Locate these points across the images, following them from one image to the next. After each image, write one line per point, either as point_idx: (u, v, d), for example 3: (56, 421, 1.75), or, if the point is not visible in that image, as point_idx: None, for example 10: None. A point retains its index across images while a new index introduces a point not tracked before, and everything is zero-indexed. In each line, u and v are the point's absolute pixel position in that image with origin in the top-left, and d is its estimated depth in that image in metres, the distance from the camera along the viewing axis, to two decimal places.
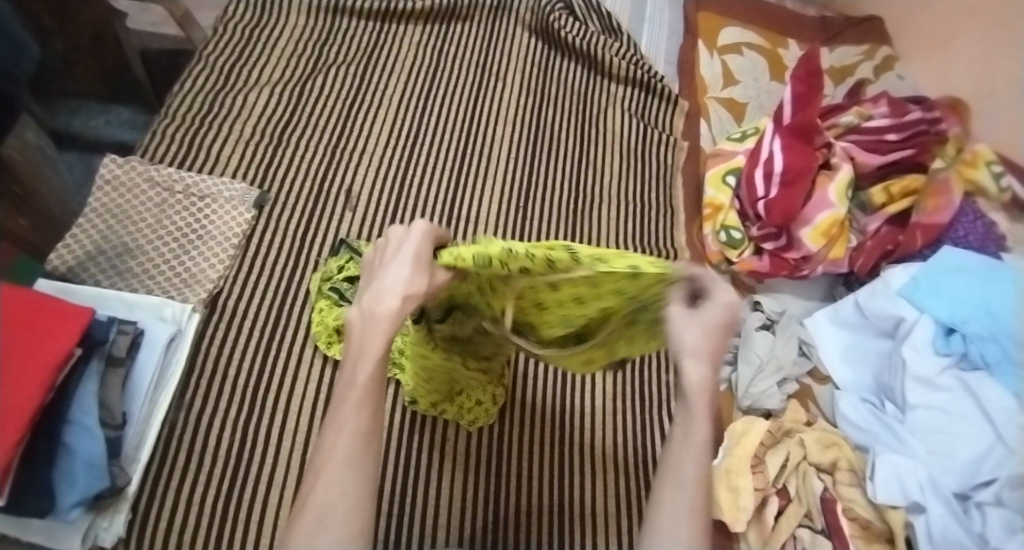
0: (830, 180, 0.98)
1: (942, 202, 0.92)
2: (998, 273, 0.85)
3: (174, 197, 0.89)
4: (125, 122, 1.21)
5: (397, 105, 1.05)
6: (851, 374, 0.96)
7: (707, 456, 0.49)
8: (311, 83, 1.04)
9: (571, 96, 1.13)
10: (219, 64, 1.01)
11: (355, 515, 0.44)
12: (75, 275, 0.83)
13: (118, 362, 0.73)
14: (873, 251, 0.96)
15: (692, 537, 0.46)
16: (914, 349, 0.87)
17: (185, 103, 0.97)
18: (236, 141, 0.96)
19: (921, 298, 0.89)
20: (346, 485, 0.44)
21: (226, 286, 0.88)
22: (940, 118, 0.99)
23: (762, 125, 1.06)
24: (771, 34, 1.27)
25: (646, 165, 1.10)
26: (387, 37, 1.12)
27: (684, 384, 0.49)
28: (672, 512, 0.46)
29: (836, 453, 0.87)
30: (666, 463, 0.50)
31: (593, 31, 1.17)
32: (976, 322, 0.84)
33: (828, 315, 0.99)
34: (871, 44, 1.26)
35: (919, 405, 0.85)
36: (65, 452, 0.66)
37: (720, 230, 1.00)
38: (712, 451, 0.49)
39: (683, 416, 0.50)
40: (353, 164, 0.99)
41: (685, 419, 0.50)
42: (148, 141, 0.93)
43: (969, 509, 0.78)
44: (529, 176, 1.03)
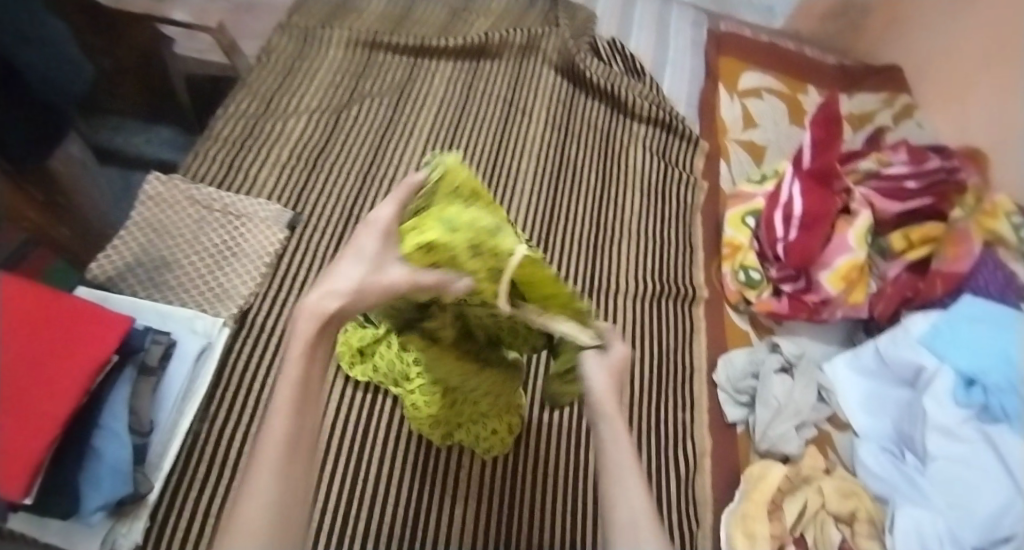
0: (850, 224, 0.99)
1: (961, 251, 0.92)
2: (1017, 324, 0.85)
3: (212, 214, 0.93)
4: None
5: (428, 136, 1.09)
6: (871, 422, 0.96)
7: (630, 447, 0.56)
8: (347, 112, 1.08)
9: (595, 134, 1.16)
10: (262, 92, 1.07)
11: (281, 518, 0.47)
12: (115, 285, 0.86)
13: (150, 371, 0.77)
14: (892, 298, 0.99)
15: (651, 528, 0.51)
16: (935, 399, 0.87)
17: (227, 127, 1.01)
18: (273, 164, 1.00)
19: (941, 348, 0.90)
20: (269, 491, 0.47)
21: (256, 303, 0.90)
22: (959, 167, 0.98)
23: (782, 168, 1.08)
24: (792, 80, 1.30)
25: (668, 202, 1.12)
26: (421, 71, 1.17)
27: (591, 394, 0.57)
28: (629, 517, 0.52)
29: (856, 503, 0.85)
30: (605, 466, 0.55)
31: (617, 73, 1.21)
32: (997, 374, 0.84)
33: (848, 361, 1.00)
34: (891, 92, 1.28)
35: (938, 456, 0.85)
36: (93, 455, 0.69)
37: (739, 270, 1.02)
38: (632, 441, 0.57)
39: (597, 419, 0.57)
40: (383, 190, 1.02)
41: (600, 420, 0.57)
42: (191, 161, 0.97)
43: None
44: (552, 210, 1.06)
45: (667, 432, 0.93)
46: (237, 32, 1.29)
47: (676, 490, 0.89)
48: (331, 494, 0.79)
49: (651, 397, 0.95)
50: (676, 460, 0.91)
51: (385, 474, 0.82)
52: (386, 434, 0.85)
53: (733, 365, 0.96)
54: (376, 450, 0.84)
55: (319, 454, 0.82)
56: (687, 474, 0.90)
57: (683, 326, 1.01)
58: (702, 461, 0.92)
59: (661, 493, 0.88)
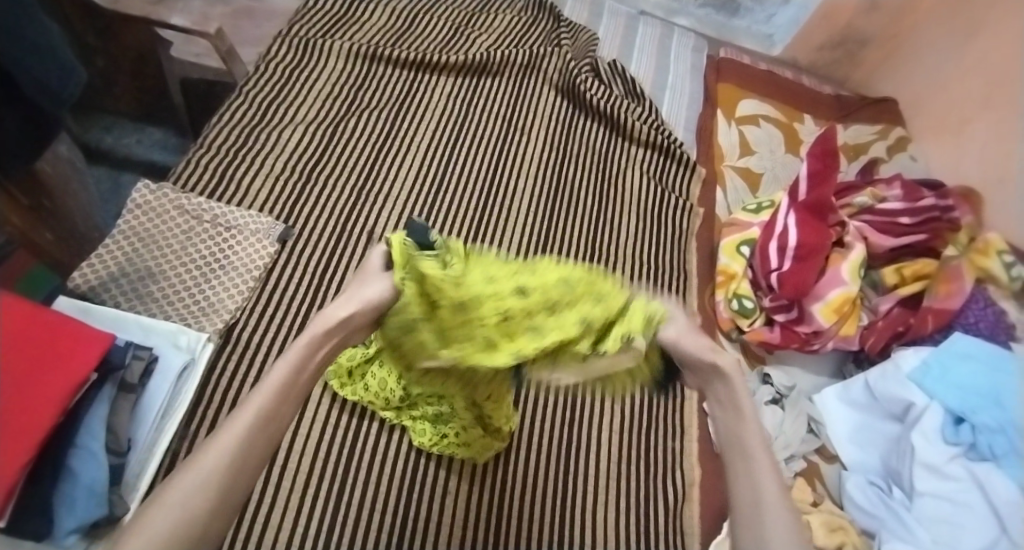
0: (845, 258, 0.99)
1: (953, 288, 0.90)
2: (1003, 363, 0.79)
3: (202, 225, 0.91)
4: (156, 143, 1.29)
5: (425, 153, 1.08)
6: (859, 454, 0.97)
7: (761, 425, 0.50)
8: (344, 125, 1.07)
9: (593, 155, 1.16)
10: (257, 100, 1.05)
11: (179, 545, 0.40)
12: (97, 295, 0.84)
13: (129, 388, 0.75)
14: (883, 332, 0.97)
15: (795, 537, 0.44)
16: (923, 435, 0.89)
17: (220, 134, 0.99)
18: (267, 174, 0.99)
19: (931, 384, 0.90)
20: (184, 506, 0.41)
21: (242, 317, 0.88)
22: (954, 206, 0.96)
23: (778, 198, 1.08)
24: (789, 108, 1.30)
25: (664, 226, 1.11)
26: (420, 85, 1.15)
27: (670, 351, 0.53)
28: (752, 500, 0.47)
29: (842, 536, 0.86)
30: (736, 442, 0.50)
31: (617, 96, 1.21)
32: (985, 413, 0.82)
33: (837, 392, 1.00)
34: (885, 125, 1.28)
35: (926, 493, 0.86)
36: (68, 476, 0.68)
37: (732, 298, 1.02)
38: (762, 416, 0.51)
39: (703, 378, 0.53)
40: (378, 207, 1.01)
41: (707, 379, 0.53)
42: (182, 169, 0.95)
43: None
44: (547, 231, 1.05)
45: (655, 461, 0.93)
46: (236, 37, 1.27)
47: (663, 520, 0.88)
48: (315, 520, 0.79)
49: (639, 425, 0.95)
50: (662, 489, 0.91)
51: (370, 497, 0.81)
52: (372, 458, 0.84)
53: None
54: (361, 474, 0.83)
55: (302, 476, 0.81)
56: (675, 504, 0.90)
57: None
58: (691, 491, 0.91)
59: (648, 523, 0.87)
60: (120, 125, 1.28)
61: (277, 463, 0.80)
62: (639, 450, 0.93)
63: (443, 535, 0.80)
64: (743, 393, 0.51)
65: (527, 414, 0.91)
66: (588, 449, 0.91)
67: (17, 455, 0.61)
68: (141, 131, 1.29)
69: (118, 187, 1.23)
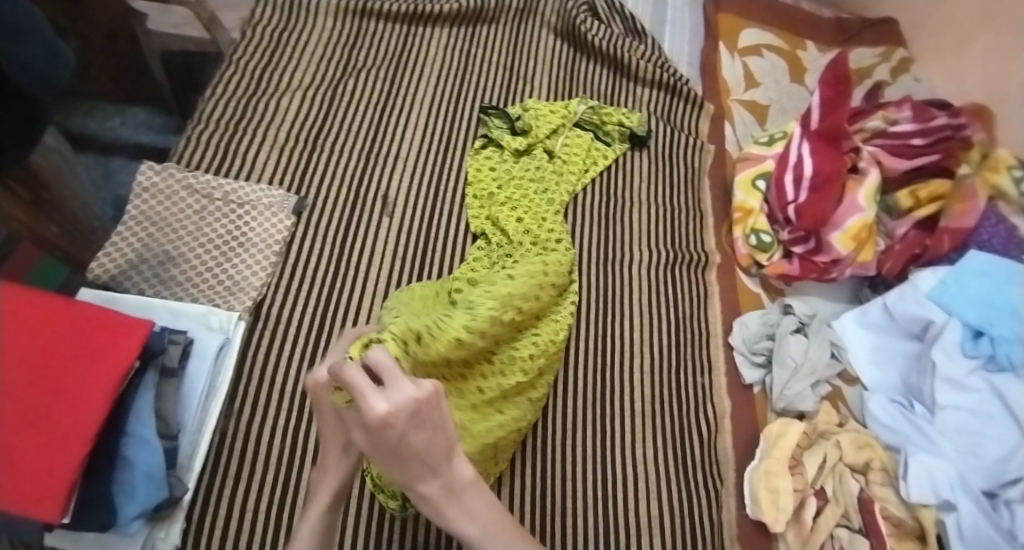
0: (860, 185, 1.00)
1: (968, 208, 0.93)
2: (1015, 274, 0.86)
3: (213, 204, 0.89)
4: (143, 124, 1.17)
5: (429, 108, 1.06)
6: (878, 375, 0.98)
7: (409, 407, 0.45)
8: (343, 86, 1.05)
9: (600, 99, 1.13)
10: (250, 68, 1.02)
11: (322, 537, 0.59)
12: (119, 285, 0.82)
13: (171, 373, 0.73)
14: (900, 255, 0.99)
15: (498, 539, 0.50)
16: (944, 352, 0.90)
17: (218, 107, 0.97)
18: (272, 146, 0.97)
19: (949, 301, 0.91)
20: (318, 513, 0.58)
21: (269, 294, 0.87)
22: (965, 125, 1.00)
23: (790, 129, 1.07)
24: (790, 37, 1.28)
25: (675, 168, 1.10)
26: (415, 39, 1.13)
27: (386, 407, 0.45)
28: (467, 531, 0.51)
29: (870, 453, 0.89)
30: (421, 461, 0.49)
31: (618, 34, 1.17)
32: (1003, 326, 0.87)
33: (856, 316, 1.01)
34: (889, 46, 1.27)
35: (948, 406, 0.88)
36: (123, 464, 0.66)
37: (750, 233, 1.02)
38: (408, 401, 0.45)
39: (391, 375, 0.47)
40: (389, 170, 1.00)
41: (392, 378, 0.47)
42: (183, 147, 0.93)
43: (998, 507, 0.82)
44: (562, 169, 1.02)
45: (690, 398, 0.95)
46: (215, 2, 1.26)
47: (700, 452, 0.91)
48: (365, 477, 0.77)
49: (673, 366, 0.96)
50: (696, 423, 0.93)
51: None
52: None
53: (748, 328, 0.98)
54: None
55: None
56: (711, 439, 0.93)
57: (697, 294, 1.02)
58: (723, 423, 0.94)
59: (689, 458, 0.90)
60: (101, 108, 1.12)
61: None
62: (671, 389, 0.94)
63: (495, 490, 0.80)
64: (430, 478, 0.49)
65: (571, 376, 0.91)
66: (625, 390, 0.92)
67: (66, 460, 0.59)
68: (124, 112, 1.16)
69: (110, 174, 1.09)
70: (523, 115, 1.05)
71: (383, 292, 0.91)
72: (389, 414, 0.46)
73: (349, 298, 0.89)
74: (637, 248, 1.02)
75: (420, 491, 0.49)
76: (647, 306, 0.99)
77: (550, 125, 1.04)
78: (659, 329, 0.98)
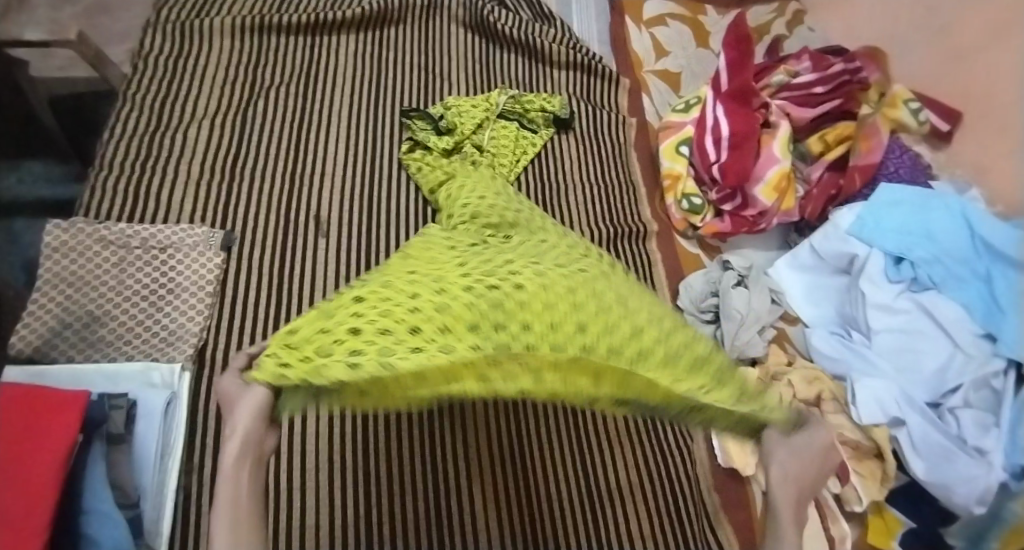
0: (774, 137, 1.05)
1: (873, 144, 1.02)
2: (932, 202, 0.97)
3: (133, 253, 0.83)
4: (41, 177, 1.04)
5: (348, 119, 1.03)
6: (816, 311, 1.04)
7: (824, 454, 0.46)
8: (253, 109, 1.00)
9: (520, 87, 1.12)
10: (149, 103, 0.96)
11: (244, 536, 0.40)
12: (45, 356, 0.77)
13: (119, 439, 0.69)
14: (820, 198, 1.05)
15: None
16: (871, 281, 0.97)
17: (121, 150, 0.91)
18: (188, 182, 0.92)
19: (869, 234, 0.99)
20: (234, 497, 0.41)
21: (210, 337, 0.84)
22: (859, 68, 1.10)
23: (703, 93, 1.10)
24: (692, 3, 1.31)
25: (602, 145, 1.12)
26: (320, 50, 1.09)
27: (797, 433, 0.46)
28: None
29: (820, 386, 0.94)
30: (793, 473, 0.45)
31: (527, 20, 1.17)
32: (921, 248, 0.96)
33: (788, 261, 1.06)
34: (782, 1, 1.33)
35: (882, 330, 0.95)
36: (89, 543, 0.62)
37: (682, 198, 1.06)
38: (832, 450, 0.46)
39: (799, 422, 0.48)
40: (315, 188, 0.97)
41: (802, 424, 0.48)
42: (89, 198, 0.87)
43: (943, 415, 0.88)
44: (491, 161, 1.02)
45: None
46: (100, 38, 1.17)
47: None
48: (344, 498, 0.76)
49: None
50: None
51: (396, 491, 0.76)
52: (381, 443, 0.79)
53: (693, 289, 1.02)
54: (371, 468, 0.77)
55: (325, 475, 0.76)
56: None
57: (640, 263, 1.03)
58: None
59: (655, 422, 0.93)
60: None
61: None
62: None
63: (471, 440, 0.82)
64: (785, 487, 0.44)
65: None
66: None
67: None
68: (20, 168, 1.03)
69: (14, 238, 0.97)
70: (445, 114, 1.03)
71: None
72: (787, 449, 0.45)
73: None
74: (571, 214, 1.04)
75: (773, 477, 0.45)
76: None
77: (474, 120, 1.03)
78: None
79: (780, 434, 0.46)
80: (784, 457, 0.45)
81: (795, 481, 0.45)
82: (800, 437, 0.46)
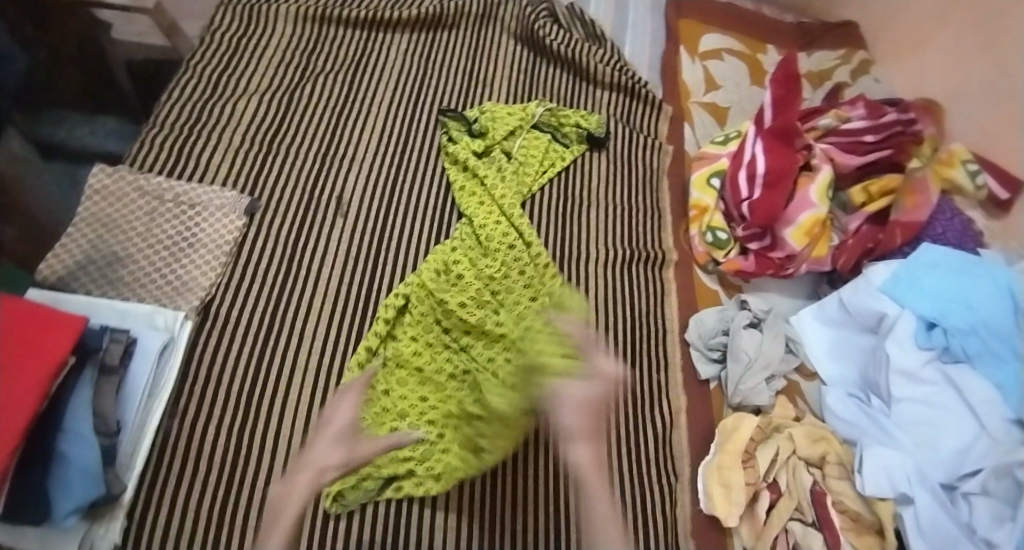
0: (812, 180, 1.01)
1: (920, 201, 0.96)
2: (976, 268, 0.90)
3: (165, 205, 0.89)
4: (111, 132, 1.15)
5: (387, 111, 1.07)
6: (838, 369, 0.97)
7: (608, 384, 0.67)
8: (300, 91, 1.06)
9: (559, 102, 1.14)
10: (208, 73, 1.04)
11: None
12: (67, 284, 0.83)
13: (111, 370, 0.72)
14: (855, 250, 0.99)
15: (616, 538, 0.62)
16: (898, 344, 0.89)
17: (174, 112, 0.98)
18: (228, 149, 0.98)
19: (902, 293, 0.92)
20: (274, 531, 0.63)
21: (219, 293, 0.87)
22: (915, 120, 1.05)
23: (744, 128, 1.09)
24: (751, 41, 1.29)
25: (633, 168, 1.11)
26: (373, 45, 1.14)
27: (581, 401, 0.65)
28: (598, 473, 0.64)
29: (824, 447, 0.88)
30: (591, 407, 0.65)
31: (577, 39, 1.19)
32: (956, 316, 0.87)
33: (813, 311, 1.00)
34: (849, 48, 1.29)
35: (903, 399, 0.87)
36: (60, 460, 0.66)
37: (706, 231, 1.03)
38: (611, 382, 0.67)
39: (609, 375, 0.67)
40: (344, 172, 1.01)
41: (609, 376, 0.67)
42: (137, 150, 0.94)
43: (956, 499, 0.81)
44: (518, 167, 1.03)
45: (643, 395, 0.94)
46: (179, 13, 1.28)
47: (654, 448, 0.90)
48: None
49: (631, 363, 0.95)
50: (650, 421, 0.92)
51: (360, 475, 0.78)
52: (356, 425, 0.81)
53: (704, 324, 0.98)
54: None
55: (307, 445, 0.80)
56: (667, 436, 0.92)
57: (653, 291, 1.02)
58: (678, 419, 0.94)
59: (642, 455, 0.89)
60: (68, 117, 1.12)
61: (274, 434, 0.81)
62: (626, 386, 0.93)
63: None
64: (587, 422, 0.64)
65: None
66: None
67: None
68: (93, 121, 1.14)
69: (76, 180, 1.07)
70: (479, 118, 1.06)
71: (333, 294, 0.91)
72: (572, 408, 0.64)
73: (301, 299, 0.90)
74: (589, 291, 0.98)
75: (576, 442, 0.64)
76: (603, 305, 0.98)
77: (506, 127, 1.05)
78: (614, 326, 0.97)
79: (579, 382, 0.65)
80: (569, 410, 0.64)
81: (583, 427, 0.64)
82: (590, 384, 0.65)
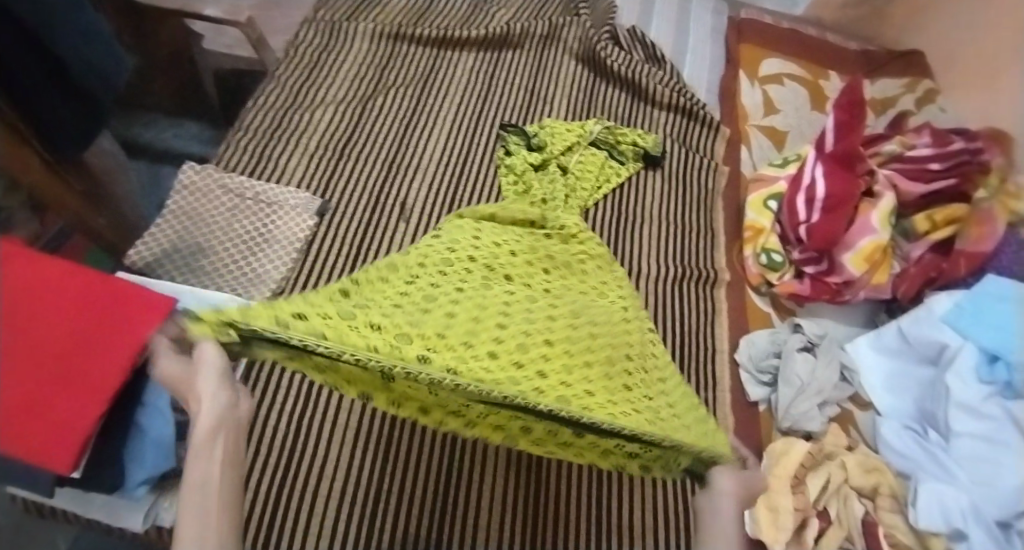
0: (874, 207, 1.00)
1: (985, 231, 0.92)
2: None
3: (245, 202, 0.96)
4: (194, 137, 1.24)
5: (453, 124, 1.12)
6: (894, 402, 0.95)
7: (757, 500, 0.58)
8: (373, 103, 1.12)
9: (617, 121, 1.17)
10: (291, 83, 1.11)
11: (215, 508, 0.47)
12: (152, 270, 0.89)
13: None
14: (916, 278, 0.98)
15: None
16: (958, 376, 0.87)
17: (258, 118, 1.05)
18: (305, 154, 1.04)
19: (965, 324, 0.89)
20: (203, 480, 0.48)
21: (287, 286, 0.92)
22: (983, 148, 0.98)
23: (804, 152, 1.09)
24: (812, 67, 1.30)
25: (689, 188, 1.13)
26: (443, 61, 1.20)
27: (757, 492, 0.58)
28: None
29: (878, 478, 0.85)
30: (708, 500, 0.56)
31: (637, 60, 1.23)
32: (1022, 350, 0.83)
33: (869, 340, 0.98)
34: (914, 77, 1.28)
35: (963, 433, 0.84)
36: (137, 431, 0.69)
37: (761, 252, 1.04)
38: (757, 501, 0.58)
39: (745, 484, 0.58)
40: (408, 179, 1.05)
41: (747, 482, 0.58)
42: (223, 152, 1.01)
43: (1014, 540, 0.76)
44: (574, 181, 1.06)
45: None
46: (265, 27, 1.38)
47: None
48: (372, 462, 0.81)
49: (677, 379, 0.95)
50: None
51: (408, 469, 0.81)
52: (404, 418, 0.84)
53: (755, 346, 0.98)
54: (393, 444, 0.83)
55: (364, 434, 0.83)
56: None
57: (704, 309, 1.02)
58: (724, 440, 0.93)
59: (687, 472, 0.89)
60: (156, 120, 1.24)
61: (329, 422, 0.84)
62: None
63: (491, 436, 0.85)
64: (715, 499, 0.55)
65: None
66: None
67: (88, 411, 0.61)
68: (177, 125, 1.25)
69: (158, 180, 1.18)
70: (539, 132, 1.10)
71: None
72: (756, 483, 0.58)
73: None
74: None
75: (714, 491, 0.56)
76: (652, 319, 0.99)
77: (564, 143, 1.09)
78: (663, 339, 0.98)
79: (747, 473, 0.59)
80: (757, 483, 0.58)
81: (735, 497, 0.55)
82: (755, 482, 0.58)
